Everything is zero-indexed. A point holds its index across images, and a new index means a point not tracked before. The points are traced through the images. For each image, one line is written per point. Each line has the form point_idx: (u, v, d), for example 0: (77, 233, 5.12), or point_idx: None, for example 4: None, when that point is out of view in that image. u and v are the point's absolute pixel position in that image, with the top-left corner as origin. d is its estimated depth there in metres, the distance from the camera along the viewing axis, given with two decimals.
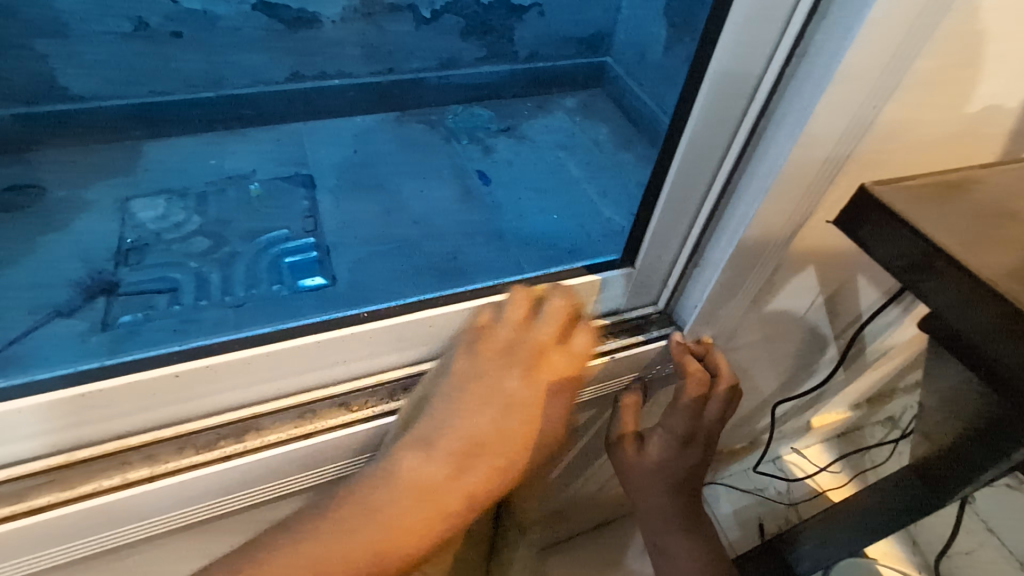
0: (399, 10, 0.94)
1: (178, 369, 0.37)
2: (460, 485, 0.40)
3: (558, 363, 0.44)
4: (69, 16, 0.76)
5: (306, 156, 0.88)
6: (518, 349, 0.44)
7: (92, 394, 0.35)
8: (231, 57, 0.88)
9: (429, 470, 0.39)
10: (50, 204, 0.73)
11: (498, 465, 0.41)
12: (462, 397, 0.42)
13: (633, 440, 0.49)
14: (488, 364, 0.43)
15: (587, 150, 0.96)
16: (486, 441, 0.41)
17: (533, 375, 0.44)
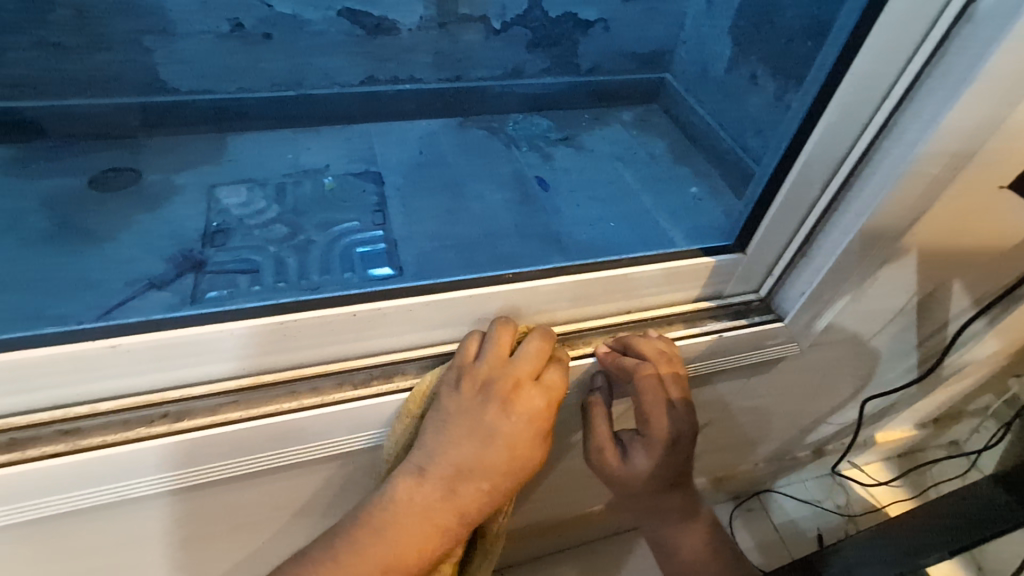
0: (471, 21, 0.98)
1: (356, 309, 0.39)
2: (455, 504, 0.37)
3: (531, 399, 0.39)
4: (177, 17, 0.83)
5: (376, 155, 0.93)
6: (492, 387, 0.38)
7: (287, 323, 0.38)
8: (313, 59, 0.94)
9: (422, 493, 0.36)
10: (146, 186, 0.79)
11: (485, 487, 0.38)
12: (449, 432, 0.37)
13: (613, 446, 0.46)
14: (467, 407, 0.38)
15: (646, 162, 0.98)
16: (471, 467, 0.37)
17: (507, 408, 0.38)
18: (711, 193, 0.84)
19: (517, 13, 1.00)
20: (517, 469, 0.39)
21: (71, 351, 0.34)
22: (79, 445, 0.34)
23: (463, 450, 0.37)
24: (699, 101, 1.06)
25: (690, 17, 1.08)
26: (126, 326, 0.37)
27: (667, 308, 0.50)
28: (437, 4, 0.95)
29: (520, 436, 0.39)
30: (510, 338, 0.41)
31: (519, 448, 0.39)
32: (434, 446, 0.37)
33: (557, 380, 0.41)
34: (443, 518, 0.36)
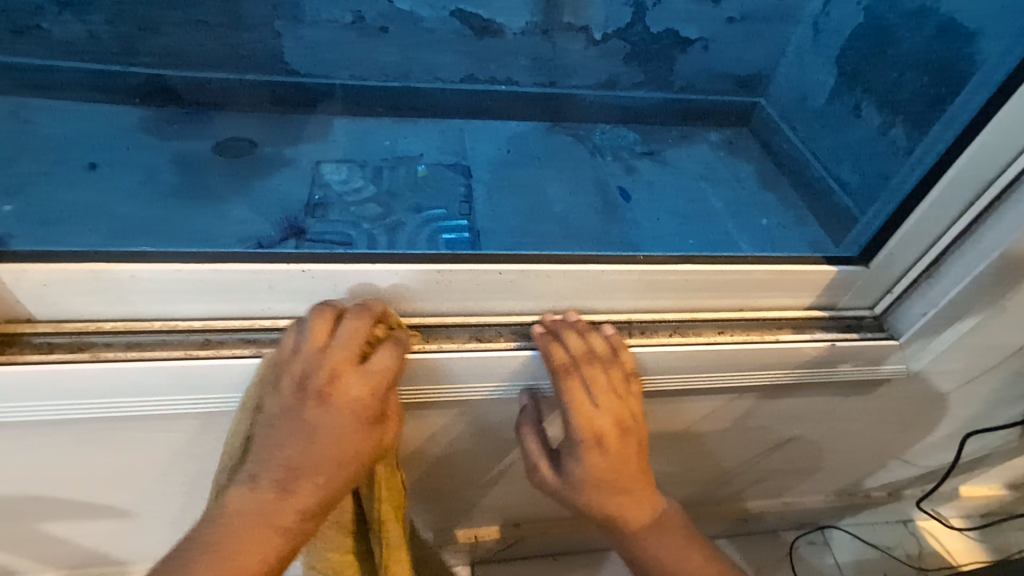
0: (574, 30, 1.01)
1: (504, 268, 0.48)
2: (289, 502, 0.39)
3: (352, 385, 0.42)
4: (309, 6, 0.92)
5: (466, 148, 0.97)
6: (307, 380, 0.41)
7: (448, 271, 0.47)
8: (421, 54, 1.00)
9: (250, 499, 0.39)
10: (261, 156, 0.86)
11: (320, 481, 0.40)
12: (275, 436, 0.40)
13: (548, 461, 0.51)
14: (289, 406, 0.41)
15: (731, 184, 0.97)
16: (303, 464, 0.40)
17: (326, 398, 0.41)
18: (796, 223, 0.82)
19: (620, 26, 1.02)
20: (354, 451, 0.42)
21: (276, 271, 0.44)
22: (261, 351, 0.45)
23: (285, 451, 0.40)
24: (794, 129, 1.03)
25: (793, 43, 1.06)
26: (301, 258, 0.45)
27: (779, 312, 0.54)
28: (543, 12, 0.99)
29: (348, 427, 0.41)
30: (331, 321, 0.44)
31: (349, 435, 0.41)
32: (263, 452, 0.40)
33: (383, 361, 0.43)
34: (279, 519, 0.39)
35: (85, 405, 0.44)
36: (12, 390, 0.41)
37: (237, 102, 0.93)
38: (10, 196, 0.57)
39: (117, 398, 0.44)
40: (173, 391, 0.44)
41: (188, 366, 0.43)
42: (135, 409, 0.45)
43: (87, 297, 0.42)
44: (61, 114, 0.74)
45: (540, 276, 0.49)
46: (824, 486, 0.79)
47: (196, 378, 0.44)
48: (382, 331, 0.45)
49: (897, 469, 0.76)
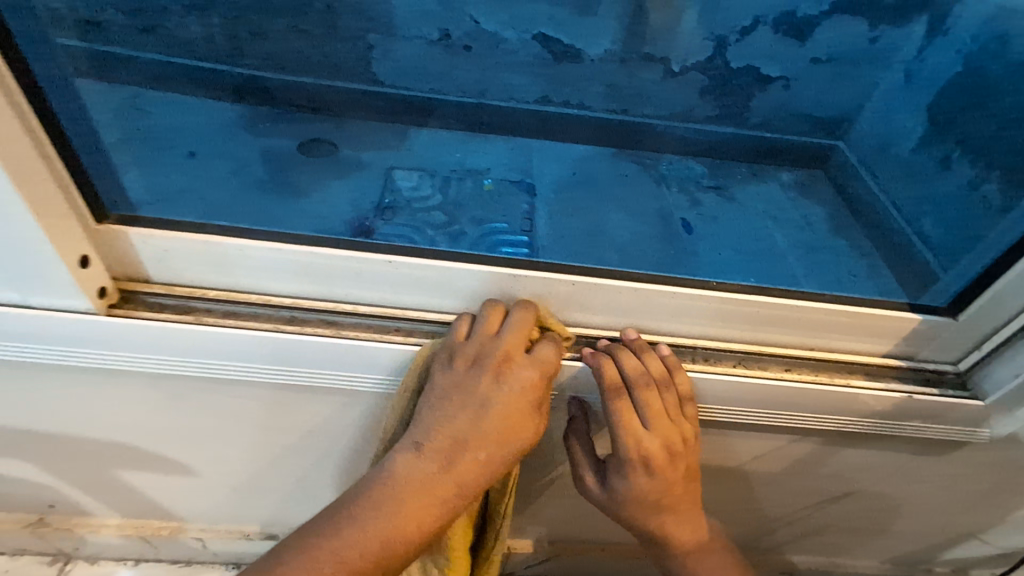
0: (652, 61, 1.01)
1: (573, 279, 0.53)
2: (450, 475, 0.48)
3: (522, 370, 0.50)
4: (400, 20, 0.97)
5: (532, 167, 0.99)
6: (481, 360, 0.50)
7: (518, 276, 0.53)
8: (500, 74, 1.04)
9: (420, 465, 0.47)
10: (340, 158, 0.91)
11: (484, 454, 0.48)
12: (444, 409, 0.49)
13: (593, 472, 0.57)
14: (458, 382, 0.49)
15: (801, 225, 0.95)
16: (468, 435, 0.48)
17: (499, 375, 0.49)
18: (869, 273, 0.78)
19: (700, 59, 1.02)
20: (527, 433, 0.50)
21: (365, 260, 0.52)
22: (338, 332, 0.53)
23: (456, 423, 0.49)
24: (874, 177, 0.99)
25: (881, 88, 1.02)
26: (385, 252, 0.53)
27: (848, 355, 0.57)
28: (623, 41, 1.00)
29: (512, 406, 0.49)
30: (501, 314, 0.52)
31: (524, 422, 0.50)
32: (432, 423, 0.49)
33: (547, 355, 0.51)
34: (442, 486, 0.47)
35: (169, 362, 0.52)
36: (125, 333, 0.50)
37: (325, 106, 0.99)
38: (132, 169, 0.62)
39: (197, 358, 0.52)
40: (252, 356, 0.52)
41: (276, 337, 0.51)
42: (214, 369, 0.54)
43: (195, 265, 0.51)
44: (171, 106, 0.80)
45: (609, 291, 0.54)
46: (864, 545, 0.77)
47: (279, 350, 0.52)
48: (534, 331, 0.53)
49: (946, 533, 0.73)
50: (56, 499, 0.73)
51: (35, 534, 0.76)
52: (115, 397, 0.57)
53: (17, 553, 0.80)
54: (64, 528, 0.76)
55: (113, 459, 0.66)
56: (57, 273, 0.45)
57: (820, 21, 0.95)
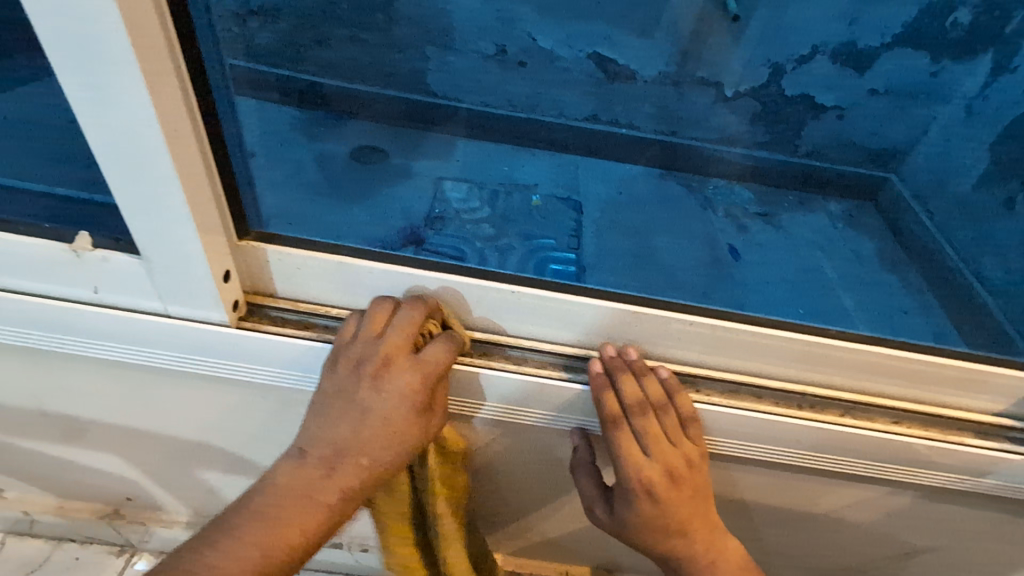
0: (706, 84, 1.05)
1: (687, 319, 0.49)
2: (334, 483, 0.42)
3: (399, 375, 0.43)
4: (459, 34, 1.03)
5: (580, 185, 0.99)
6: (361, 364, 0.44)
7: (632, 311, 0.49)
8: (552, 91, 1.07)
9: (301, 473, 0.42)
10: (389, 166, 0.93)
11: (363, 463, 0.43)
12: (328, 416, 0.43)
13: (603, 503, 0.53)
14: (342, 385, 0.44)
15: (850, 258, 0.93)
16: (349, 447, 0.43)
17: (371, 378, 0.43)
18: (922, 311, 0.75)
19: (754, 85, 1.04)
20: (407, 443, 0.44)
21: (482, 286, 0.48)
22: None
23: (337, 432, 0.43)
24: (929, 213, 0.96)
25: (939, 123, 0.95)
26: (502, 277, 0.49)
27: (916, 403, 0.53)
28: (677, 64, 1.05)
29: (396, 415, 0.43)
30: (390, 310, 0.46)
31: (398, 429, 0.44)
32: (316, 431, 0.43)
33: (434, 355, 0.44)
34: (326, 496, 0.42)
35: (217, 366, 0.50)
36: (235, 350, 0.48)
37: (381, 114, 0.99)
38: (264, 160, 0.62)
39: (255, 367, 0.50)
40: (300, 370, 0.50)
41: None
42: (258, 377, 0.51)
43: (321, 283, 0.49)
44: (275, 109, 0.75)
45: (722, 334, 0.50)
46: (881, 574, 0.77)
47: None
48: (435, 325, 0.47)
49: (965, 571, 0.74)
50: (134, 492, 0.82)
51: (111, 524, 0.87)
52: (205, 403, 0.60)
53: (87, 542, 0.89)
54: (137, 521, 0.87)
55: (193, 456, 0.71)
56: (204, 289, 0.44)
57: (880, 52, 0.95)
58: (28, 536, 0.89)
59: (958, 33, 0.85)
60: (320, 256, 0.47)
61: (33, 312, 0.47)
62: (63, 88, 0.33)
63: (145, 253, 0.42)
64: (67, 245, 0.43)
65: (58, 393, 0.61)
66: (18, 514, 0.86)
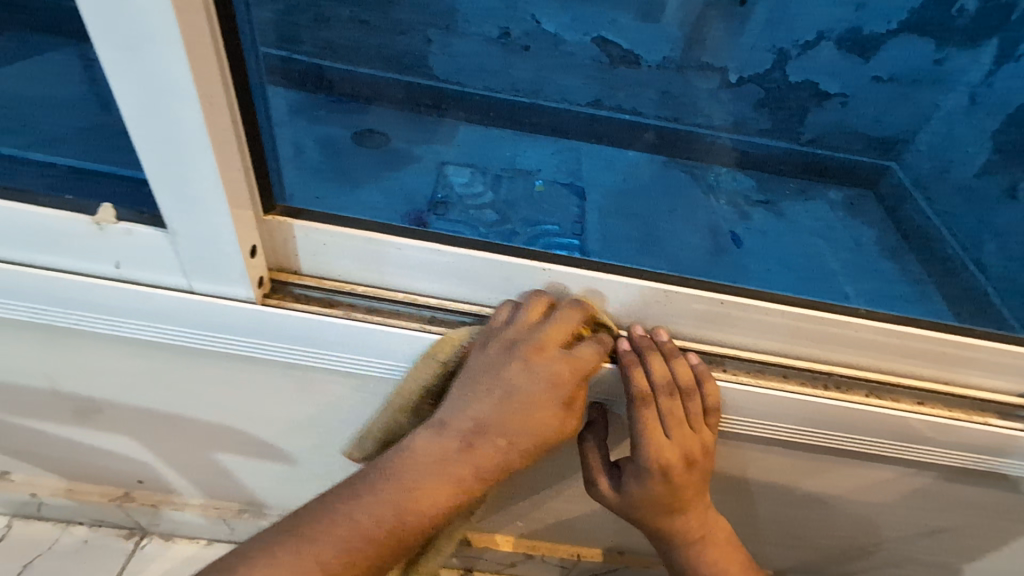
0: (709, 70, 1.04)
1: (667, 288, 0.57)
2: (469, 457, 0.52)
3: (547, 364, 0.52)
4: (462, 13, 1.00)
5: (582, 171, 0.99)
6: (514, 347, 0.53)
7: (619, 283, 0.57)
8: (555, 75, 1.06)
9: (434, 445, 0.52)
10: (392, 150, 0.92)
11: (500, 443, 0.53)
12: (472, 393, 0.53)
13: (608, 477, 0.61)
14: (494, 365, 0.53)
15: (852, 246, 0.91)
16: (489, 424, 0.52)
17: (530, 363, 0.52)
18: (922, 297, 0.76)
19: (758, 71, 1.03)
20: (550, 426, 0.53)
21: (483, 258, 0.56)
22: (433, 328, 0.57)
23: (484, 407, 0.52)
24: (928, 200, 0.97)
25: (943, 111, 0.95)
26: (507, 253, 0.57)
27: (882, 376, 0.62)
28: (682, 49, 1.04)
29: (536, 396, 0.52)
30: (545, 305, 0.55)
31: (541, 414, 0.53)
32: (460, 407, 0.53)
33: (583, 352, 0.54)
34: (459, 469, 0.52)
35: (233, 341, 0.58)
36: (245, 323, 0.56)
37: (389, 98, 0.98)
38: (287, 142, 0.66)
39: (267, 340, 0.58)
40: (304, 342, 0.58)
41: (383, 331, 0.56)
42: (272, 351, 0.59)
43: (345, 258, 0.57)
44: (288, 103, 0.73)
45: (706, 304, 0.57)
46: (846, 531, 0.84)
47: (347, 338, 0.57)
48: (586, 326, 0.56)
49: (926, 527, 0.80)
50: (144, 475, 0.89)
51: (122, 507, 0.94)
52: (217, 383, 0.67)
53: (96, 525, 0.99)
54: (148, 503, 0.94)
55: (207, 439, 0.78)
56: (231, 261, 0.51)
57: (886, 39, 0.95)
58: (34, 521, 0.99)
59: (965, 21, 0.86)
60: (349, 234, 0.55)
61: (52, 287, 0.54)
62: (97, 52, 0.39)
63: (170, 227, 0.49)
64: (90, 218, 0.51)
65: (71, 373, 0.68)
66: (27, 496, 0.93)
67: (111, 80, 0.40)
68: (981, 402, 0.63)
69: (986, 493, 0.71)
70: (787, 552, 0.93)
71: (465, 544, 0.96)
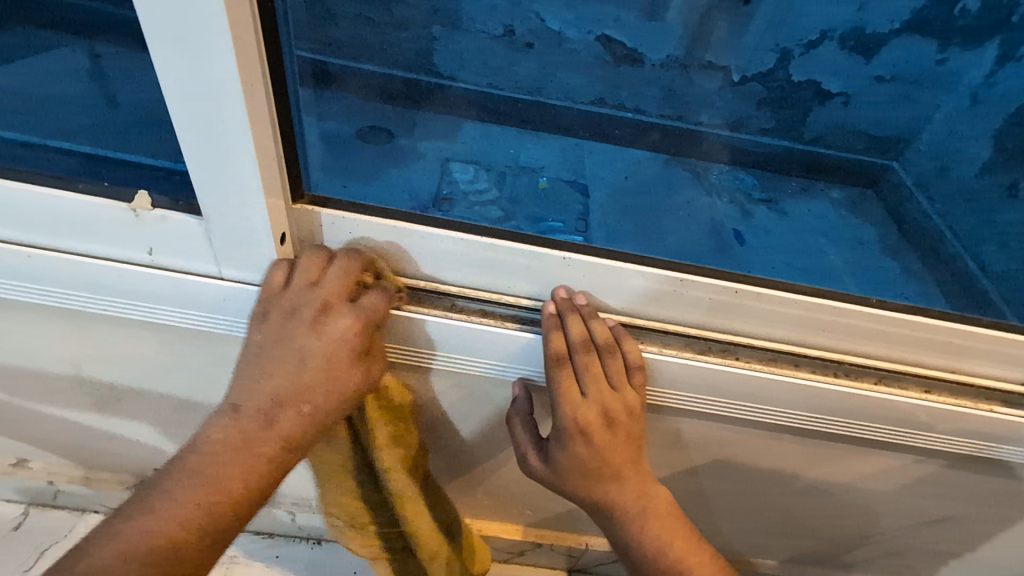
0: (713, 68, 1.06)
1: (684, 277, 0.58)
2: (274, 431, 0.51)
3: (336, 322, 0.52)
4: (466, 14, 1.02)
5: (585, 170, 1.00)
6: (296, 311, 0.52)
7: (637, 271, 0.57)
8: (560, 73, 1.10)
9: (241, 424, 0.51)
10: (396, 146, 0.90)
11: (306, 412, 0.52)
12: (264, 364, 0.51)
13: (537, 450, 0.62)
14: (280, 335, 0.52)
15: (853, 243, 0.92)
16: (286, 394, 0.51)
17: (315, 326, 0.52)
18: (923, 291, 0.78)
19: (760, 71, 1.04)
20: (350, 384, 0.54)
21: (506, 247, 0.57)
22: (455, 311, 0.60)
23: (279, 380, 0.51)
24: (930, 199, 0.97)
25: (943, 111, 0.96)
26: (524, 240, 0.58)
27: (889, 365, 0.63)
28: (685, 48, 1.05)
29: (329, 360, 0.52)
30: (324, 260, 0.54)
31: (337, 374, 0.53)
32: (256, 382, 0.51)
33: (369, 308, 0.54)
34: (263, 443, 0.51)
35: None
36: None
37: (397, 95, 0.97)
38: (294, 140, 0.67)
39: None
40: None
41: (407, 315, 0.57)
42: None
43: (368, 247, 0.58)
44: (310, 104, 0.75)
45: (721, 292, 0.58)
46: (849, 520, 0.85)
47: None
48: (369, 276, 0.57)
49: (929, 516, 0.81)
50: (162, 461, 0.90)
51: None
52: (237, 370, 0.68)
53: None
54: None
55: None
56: (261, 248, 0.53)
57: (890, 39, 0.95)
58: (51, 508, 1.00)
59: (966, 21, 0.85)
60: (377, 223, 0.56)
61: (85, 272, 0.55)
62: (149, 48, 0.41)
63: (205, 213, 0.50)
64: (128, 204, 0.51)
65: (96, 359, 0.69)
66: (46, 482, 0.93)
67: (156, 66, 0.41)
68: (986, 391, 0.64)
69: (986, 481, 0.72)
70: (790, 542, 0.94)
71: (476, 533, 0.96)
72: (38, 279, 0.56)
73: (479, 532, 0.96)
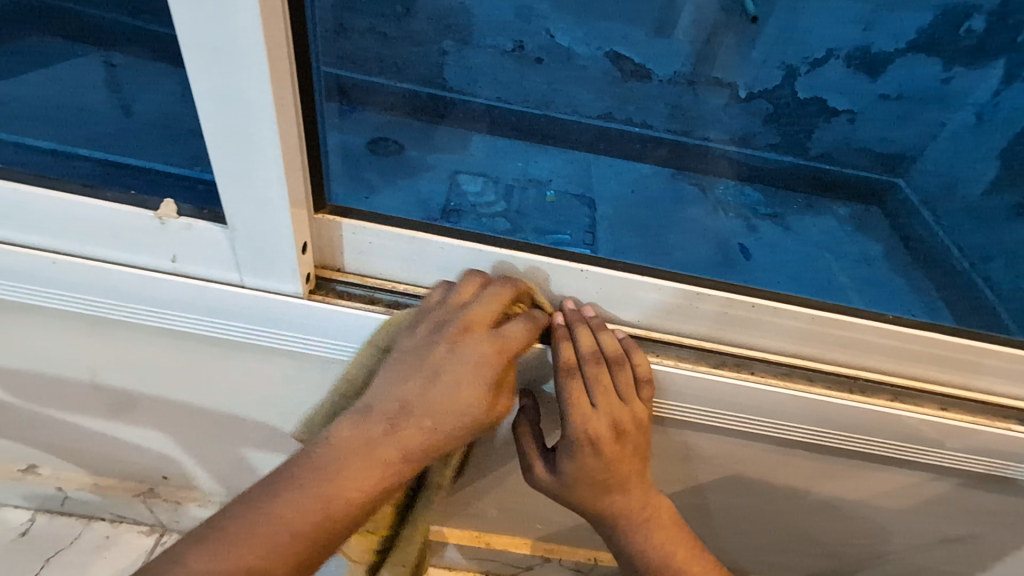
0: (721, 85, 1.08)
1: (699, 290, 0.58)
2: (394, 441, 0.50)
3: (477, 339, 0.51)
4: (477, 30, 1.07)
5: (592, 183, 1.00)
6: (445, 325, 0.52)
7: (653, 284, 0.58)
8: (570, 88, 1.12)
9: (363, 431, 0.49)
10: (406, 158, 0.91)
11: (428, 427, 0.51)
12: (400, 371, 0.51)
13: (543, 461, 0.61)
14: (423, 350, 0.52)
15: (858, 260, 0.91)
16: (415, 404, 0.50)
17: (459, 342, 0.51)
18: (932, 305, 0.78)
19: (766, 87, 1.06)
20: (481, 409, 0.52)
21: (523, 258, 0.57)
22: None
23: (410, 389, 0.51)
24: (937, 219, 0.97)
25: (950, 129, 0.96)
26: (539, 252, 0.58)
27: (903, 381, 0.62)
28: (693, 65, 1.10)
29: (472, 380, 0.51)
30: (477, 284, 0.55)
31: (471, 392, 0.51)
32: (383, 386, 0.51)
33: (513, 333, 0.52)
34: (386, 453, 0.49)
35: (275, 334, 0.59)
36: (287, 316, 0.57)
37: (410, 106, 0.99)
38: None
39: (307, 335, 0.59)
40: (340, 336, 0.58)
41: None
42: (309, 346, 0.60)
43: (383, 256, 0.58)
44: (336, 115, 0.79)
45: (735, 305, 0.58)
46: (861, 539, 0.84)
47: None
48: (520, 307, 0.56)
49: (942, 536, 0.80)
50: (169, 469, 0.90)
51: (146, 502, 0.94)
52: (249, 379, 0.68)
53: (117, 521, 1.00)
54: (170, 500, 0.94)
55: (230, 432, 0.79)
56: (284, 257, 0.53)
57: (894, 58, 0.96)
58: (57, 516, 0.99)
59: (971, 40, 0.89)
60: (396, 234, 0.56)
61: (107, 278, 0.55)
62: (184, 59, 0.41)
63: (230, 222, 0.51)
64: (152, 212, 0.52)
65: (111, 365, 0.69)
66: (53, 489, 0.93)
67: (191, 76, 0.42)
68: (1000, 409, 0.63)
69: (1000, 500, 0.71)
70: (800, 560, 0.93)
71: (485, 546, 0.96)
72: (58, 285, 0.57)
73: (486, 546, 0.96)
